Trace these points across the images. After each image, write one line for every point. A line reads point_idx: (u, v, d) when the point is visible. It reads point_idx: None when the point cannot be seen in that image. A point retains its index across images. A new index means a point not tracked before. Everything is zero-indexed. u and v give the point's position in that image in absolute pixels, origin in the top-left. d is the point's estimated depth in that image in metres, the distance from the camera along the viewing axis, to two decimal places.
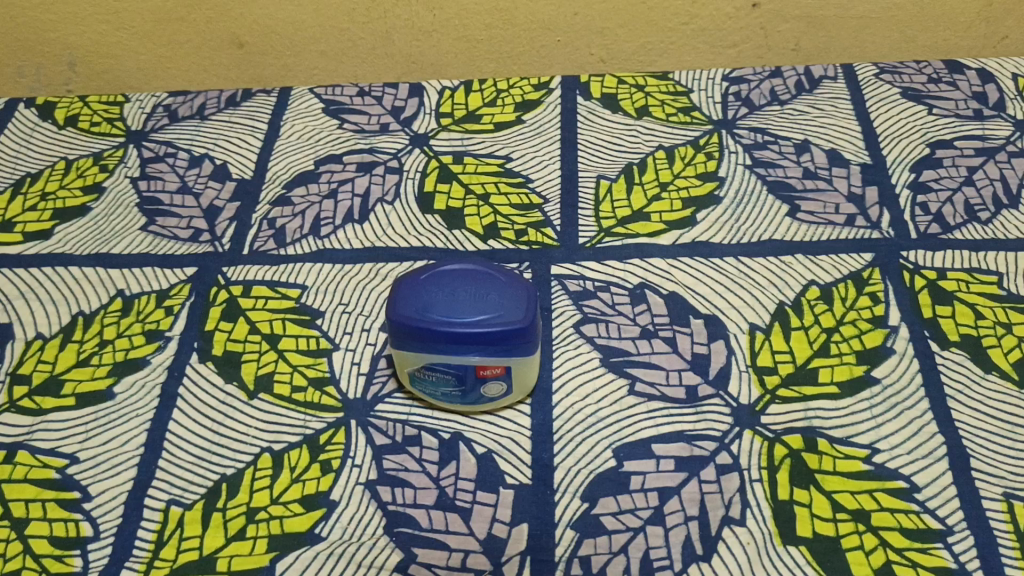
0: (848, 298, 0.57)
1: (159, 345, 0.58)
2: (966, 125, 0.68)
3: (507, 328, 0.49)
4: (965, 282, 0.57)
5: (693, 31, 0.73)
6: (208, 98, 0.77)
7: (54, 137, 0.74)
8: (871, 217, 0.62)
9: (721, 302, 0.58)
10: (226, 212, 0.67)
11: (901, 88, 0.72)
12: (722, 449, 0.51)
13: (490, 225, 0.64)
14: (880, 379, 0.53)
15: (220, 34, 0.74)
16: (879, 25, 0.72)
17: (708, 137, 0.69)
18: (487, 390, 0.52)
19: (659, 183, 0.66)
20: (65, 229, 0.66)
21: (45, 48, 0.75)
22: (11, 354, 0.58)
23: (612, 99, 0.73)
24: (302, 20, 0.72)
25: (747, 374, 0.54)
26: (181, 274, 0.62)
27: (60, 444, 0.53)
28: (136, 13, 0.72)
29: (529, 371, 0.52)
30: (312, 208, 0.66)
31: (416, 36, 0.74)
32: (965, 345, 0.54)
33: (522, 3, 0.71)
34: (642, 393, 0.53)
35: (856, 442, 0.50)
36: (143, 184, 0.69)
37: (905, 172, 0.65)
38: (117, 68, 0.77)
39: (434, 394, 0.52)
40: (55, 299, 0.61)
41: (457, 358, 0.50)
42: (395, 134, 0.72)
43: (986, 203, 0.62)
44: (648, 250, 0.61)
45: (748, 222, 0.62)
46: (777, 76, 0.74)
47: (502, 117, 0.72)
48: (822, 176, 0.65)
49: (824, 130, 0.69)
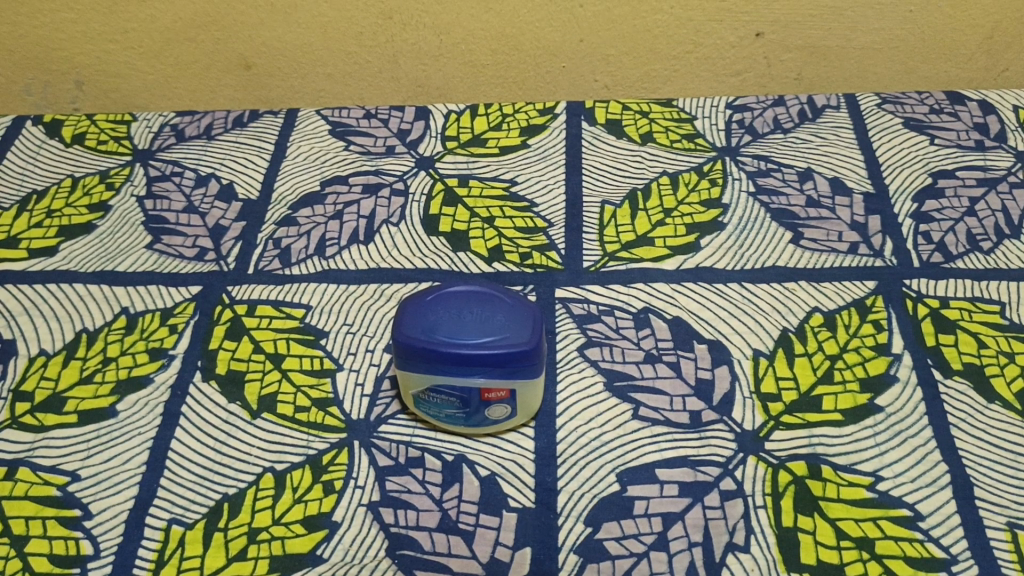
0: (851, 325, 0.57)
1: (162, 363, 0.58)
2: (968, 155, 0.69)
3: (513, 351, 0.49)
4: (967, 311, 0.58)
5: (697, 60, 0.74)
6: (215, 118, 0.77)
7: (61, 155, 0.75)
8: (874, 245, 0.63)
9: (725, 328, 0.58)
10: (231, 231, 0.67)
11: (903, 118, 0.72)
12: (726, 474, 0.51)
13: (494, 247, 0.64)
14: (884, 407, 0.53)
15: (228, 56, 0.75)
16: (880, 56, 0.73)
17: (712, 164, 0.70)
18: (492, 412, 0.52)
19: (663, 210, 0.66)
20: (71, 246, 0.66)
21: (53, 66, 0.76)
22: (14, 370, 0.58)
23: (617, 125, 0.74)
24: (310, 43, 0.73)
25: (751, 401, 0.54)
26: (186, 292, 0.62)
27: (61, 461, 0.53)
28: (145, 34, 0.73)
29: (533, 394, 0.52)
30: (317, 228, 0.66)
31: (423, 60, 0.74)
32: (968, 374, 0.54)
33: (528, 29, 0.72)
34: (646, 417, 0.53)
35: (860, 469, 0.50)
36: (149, 203, 0.69)
37: (907, 202, 0.65)
38: (126, 87, 0.77)
39: (438, 416, 0.52)
40: (59, 316, 0.61)
41: (462, 380, 0.50)
42: (401, 156, 0.72)
43: (988, 232, 0.63)
44: (652, 275, 0.61)
45: (753, 248, 0.63)
46: (780, 104, 0.75)
47: (508, 141, 0.73)
48: (825, 205, 0.66)
49: (827, 159, 0.69)
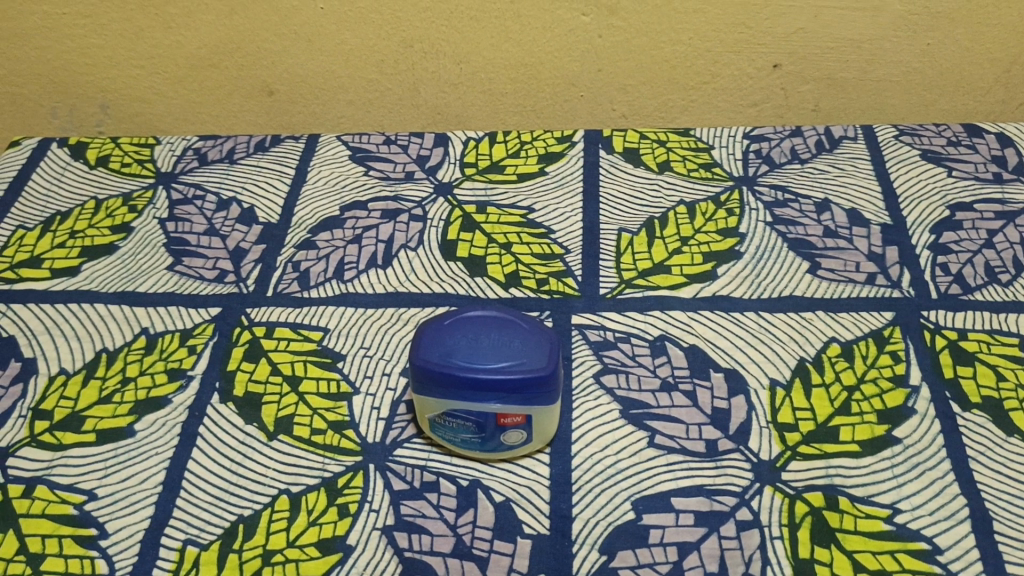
0: (868, 356, 0.57)
1: (181, 384, 0.58)
2: (986, 188, 0.69)
3: (529, 376, 0.49)
4: (986, 343, 0.57)
5: (714, 90, 0.74)
6: (238, 142, 0.78)
7: (85, 177, 0.76)
8: (892, 276, 0.62)
9: (741, 357, 0.58)
10: (252, 254, 0.68)
11: (920, 150, 0.72)
12: (743, 504, 0.50)
13: (511, 273, 0.64)
14: (902, 439, 0.53)
15: (252, 82, 0.76)
16: (897, 88, 0.74)
17: (729, 193, 0.70)
18: (508, 437, 0.52)
19: (680, 238, 0.66)
20: (93, 267, 0.67)
21: (80, 90, 0.77)
22: (34, 388, 0.59)
23: (634, 154, 0.74)
24: (332, 70, 0.74)
25: (768, 431, 0.54)
26: (205, 314, 0.63)
27: (79, 480, 0.53)
28: (170, 60, 0.75)
29: (550, 420, 0.52)
30: (336, 252, 0.67)
31: (443, 88, 0.75)
32: (987, 408, 0.54)
33: (547, 59, 0.72)
34: (662, 445, 0.53)
35: (878, 501, 0.50)
36: (171, 225, 0.70)
37: (925, 233, 0.65)
38: (151, 111, 0.79)
39: (454, 441, 0.52)
40: (80, 335, 0.62)
41: (478, 406, 0.50)
42: (420, 182, 0.73)
43: (1006, 265, 0.63)
44: (668, 303, 0.62)
45: (770, 277, 0.63)
46: (798, 135, 0.75)
47: (526, 169, 0.73)
48: (842, 235, 0.66)
49: (845, 190, 0.69)
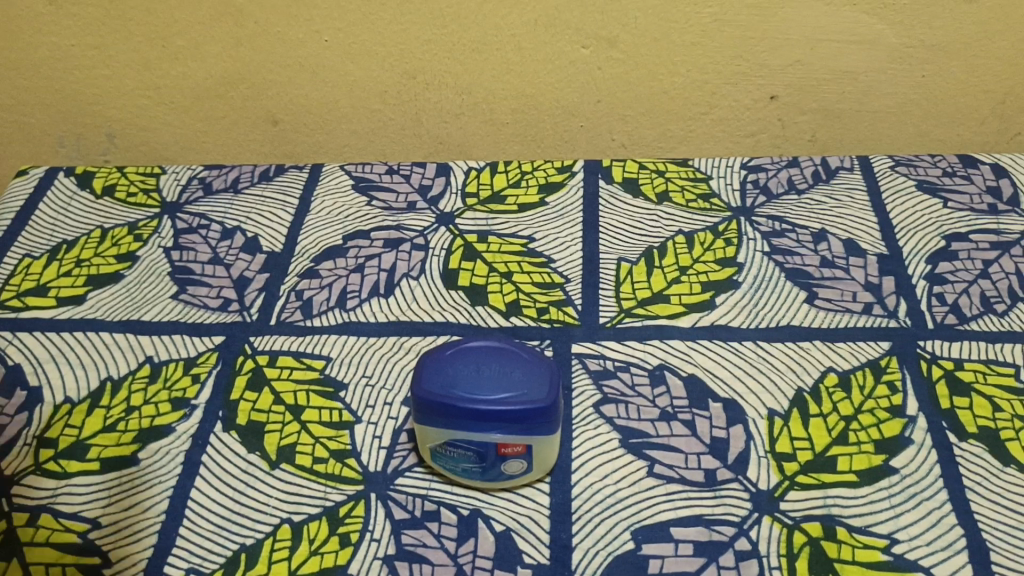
0: (866, 386, 0.58)
1: (185, 413, 0.58)
2: (981, 219, 0.69)
3: (530, 407, 0.50)
4: (982, 374, 0.58)
5: (712, 121, 0.75)
6: (242, 172, 0.79)
7: (91, 206, 0.77)
8: (888, 305, 0.63)
9: (740, 387, 0.58)
10: (255, 283, 0.68)
11: (916, 181, 0.73)
12: (741, 534, 0.51)
13: (512, 301, 0.65)
14: (899, 469, 0.53)
15: (256, 112, 0.77)
16: (893, 119, 0.75)
17: (727, 223, 0.71)
18: (509, 467, 0.52)
19: (679, 268, 0.67)
20: (98, 295, 0.68)
21: (87, 119, 0.79)
22: (39, 417, 0.59)
23: (633, 184, 0.75)
24: (336, 101, 0.76)
25: (766, 460, 0.54)
26: (209, 342, 0.63)
27: (82, 509, 0.54)
28: (176, 90, 0.76)
29: (550, 450, 0.52)
30: (339, 281, 0.68)
31: (445, 118, 0.76)
32: (984, 438, 0.54)
33: (548, 90, 0.74)
34: (661, 474, 0.54)
35: (876, 532, 0.50)
36: (176, 254, 0.71)
37: (921, 263, 0.66)
38: (157, 140, 0.80)
39: (455, 470, 0.53)
40: (85, 363, 0.62)
41: (479, 436, 0.51)
42: (421, 212, 0.74)
43: (1002, 295, 0.63)
44: (667, 332, 0.62)
45: (768, 307, 0.64)
46: (795, 165, 0.76)
47: (527, 199, 0.74)
48: (839, 265, 0.66)
49: (841, 221, 0.70)
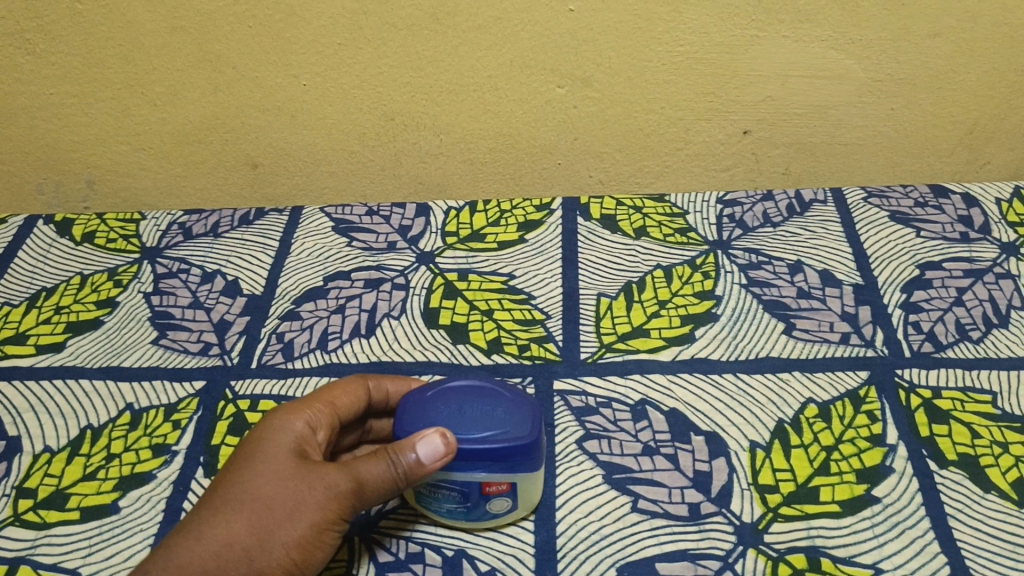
0: (846, 416, 0.58)
1: (165, 460, 0.59)
2: (954, 248, 0.71)
3: (511, 445, 0.49)
4: (959, 401, 0.59)
5: (687, 156, 0.76)
6: (222, 217, 0.80)
7: (71, 254, 0.77)
8: (865, 335, 0.64)
9: (721, 420, 0.58)
10: (236, 326, 0.68)
11: (889, 212, 0.74)
12: (726, 568, 0.51)
13: (493, 339, 0.66)
14: (881, 498, 0.53)
15: (235, 156, 0.77)
16: (865, 151, 0.76)
17: (704, 257, 0.72)
18: (493, 504, 0.52)
19: (658, 302, 0.68)
20: (78, 342, 0.68)
21: (66, 167, 0.78)
22: (18, 467, 0.59)
23: (611, 220, 0.76)
24: (314, 144, 0.76)
25: (749, 493, 0.54)
26: (190, 388, 0.63)
27: (63, 559, 0.54)
28: (155, 136, 0.76)
29: (533, 487, 0.52)
30: (320, 322, 0.68)
31: (423, 159, 0.77)
32: (963, 465, 0.55)
33: (525, 129, 0.74)
34: (645, 510, 0.54)
35: (860, 562, 0.50)
36: (155, 299, 0.71)
37: (896, 293, 0.67)
38: (136, 186, 0.80)
39: (439, 512, 0.53)
40: (64, 412, 0.62)
41: (463, 475, 0.50)
42: (402, 252, 0.74)
43: (977, 322, 0.64)
44: (648, 366, 0.63)
45: (746, 339, 0.64)
46: (769, 200, 0.78)
47: (506, 237, 0.75)
48: (816, 295, 0.67)
49: (816, 252, 0.71)
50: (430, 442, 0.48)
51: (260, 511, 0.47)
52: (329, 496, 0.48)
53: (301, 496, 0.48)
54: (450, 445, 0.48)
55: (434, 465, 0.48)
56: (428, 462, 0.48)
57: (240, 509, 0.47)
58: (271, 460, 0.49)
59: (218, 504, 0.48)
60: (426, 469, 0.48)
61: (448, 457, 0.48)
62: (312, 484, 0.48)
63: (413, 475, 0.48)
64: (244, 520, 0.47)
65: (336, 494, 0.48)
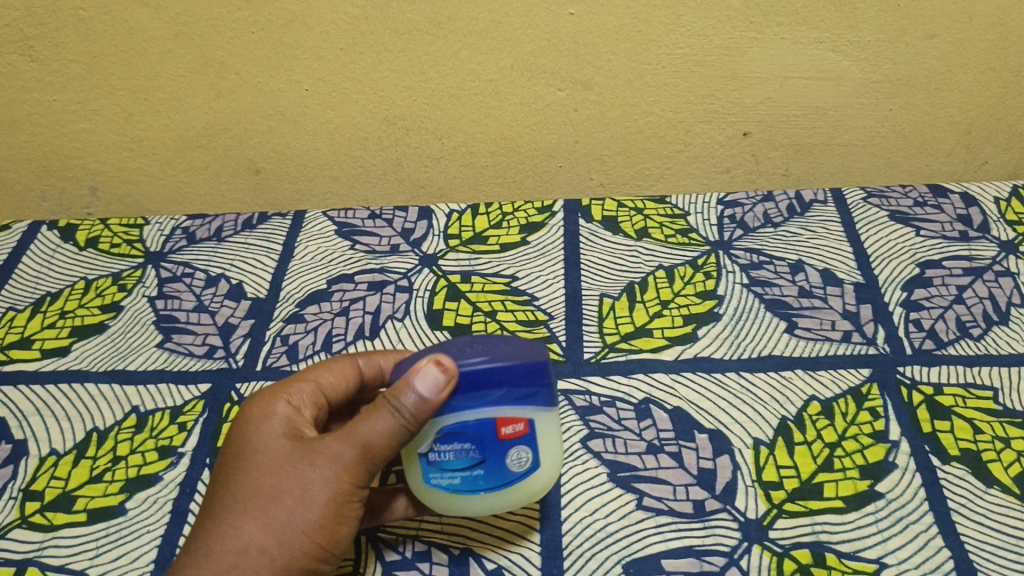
0: (848, 413, 0.58)
1: (171, 461, 0.59)
2: (953, 246, 0.71)
3: (510, 364, 0.46)
4: (961, 397, 0.59)
5: (687, 158, 0.77)
6: (225, 221, 0.80)
7: (75, 259, 0.77)
8: (867, 333, 0.64)
9: (724, 418, 0.59)
10: (240, 329, 0.69)
11: (888, 211, 0.75)
12: (732, 564, 0.51)
13: None
14: (885, 493, 0.54)
15: (238, 161, 0.77)
16: (864, 152, 0.77)
17: (706, 257, 0.72)
18: (512, 455, 0.47)
19: (660, 302, 0.68)
20: (83, 346, 0.68)
21: (69, 173, 0.79)
22: (25, 470, 0.59)
23: (612, 222, 0.76)
24: (316, 148, 0.76)
25: (753, 489, 0.54)
26: (195, 390, 0.64)
27: (70, 561, 0.54)
28: (158, 142, 0.76)
29: (548, 425, 0.48)
30: (324, 324, 0.68)
31: (425, 163, 0.77)
32: (966, 460, 0.55)
33: (526, 132, 0.74)
34: (650, 507, 0.54)
35: (864, 557, 0.51)
36: (160, 303, 0.72)
37: (896, 291, 0.67)
38: (139, 191, 0.80)
39: (456, 479, 0.48)
40: (70, 415, 0.62)
41: (474, 415, 0.46)
42: (405, 254, 0.75)
43: (977, 319, 0.65)
44: (651, 365, 0.63)
45: (749, 338, 0.64)
46: (769, 200, 0.78)
47: (508, 239, 0.75)
48: (817, 294, 0.68)
49: (818, 252, 0.72)
50: (426, 373, 0.45)
51: (271, 503, 0.47)
52: (336, 467, 0.47)
53: (306, 477, 0.47)
54: (448, 369, 0.45)
55: (440, 395, 0.45)
56: (429, 391, 0.45)
57: (252, 507, 0.47)
58: (265, 450, 0.48)
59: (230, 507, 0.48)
60: (432, 401, 0.45)
61: (452, 383, 0.45)
62: (316, 461, 0.47)
63: (417, 413, 0.45)
64: (259, 517, 0.47)
65: (341, 465, 0.47)
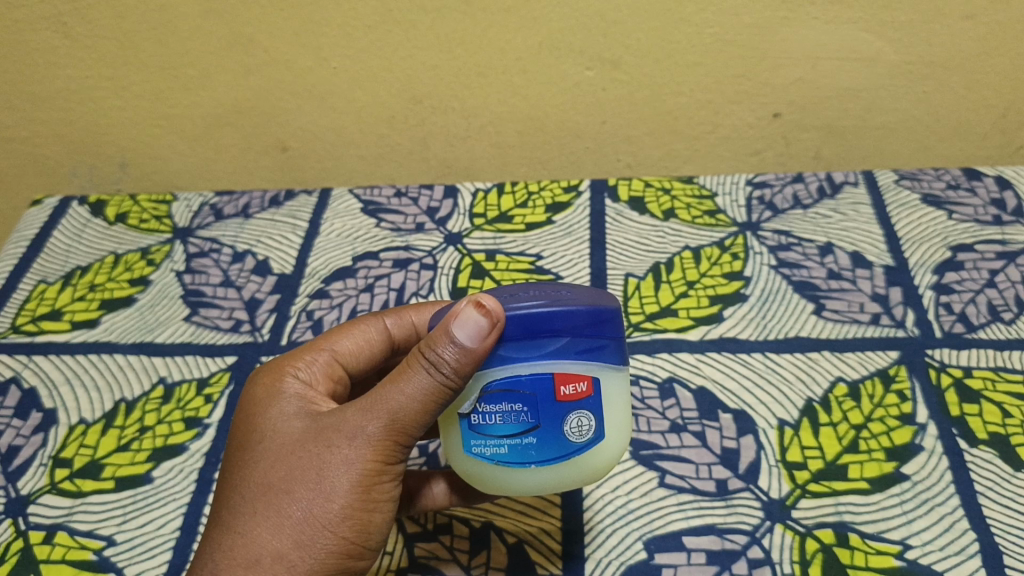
0: (875, 395, 0.58)
1: (197, 432, 0.60)
2: (987, 230, 0.70)
3: (569, 310, 0.44)
4: (990, 381, 0.58)
5: (716, 139, 0.76)
6: (252, 198, 0.81)
7: (104, 234, 0.78)
8: (896, 316, 0.63)
9: (749, 398, 0.58)
10: (266, 304, 0.69)
11: (921, 194, 0.73)
12: (754, 543, 0.51)
13: None
14: (910, 476, 0.53)
15: (266, 140, 0.77)
16: (899, 135, 0.75)
17: (733, 238, 0.72)
18: (567, 420, 0.44)
19: (686, 282, 0.68)
20: (111, 319, 0.69)
21: (98, 149, 0.79)
22: (55, 438, 0.60)
23: (639, 202, 0.76)
24: (344, 127, 0.76)
25: (777, 469, 0.54)
26: (221, 362, 0.64)
27: (99, 526, 0.55)
28: (187, 119, 0.76)
29: (608, 387, 0.45)
30: (349, 300, 0.69)
31: (452, 142, 0.77)
32: (994, 444, 0.54)
33: (553, 112, 0.74)
34: (671, 485, 0.54)
35: (888, 538, 0.50)
36: (188, 278, 0.73)
37: (927, 274, 0.66)
38: (167, 168, 0.80)
39: (504, 446, 0.45)
40: (99, 385, 0.63)
41: (529, 368, 0.44)
42: (429, 233, 0.75)
43: (1009, 304, 0.63)
44: (676, 344, 0.63)
45: (776, 319, 0.64)
46: (800, 181, 0.77)
47: (534, 218, 0.76)
48: (846, 277, 0.67)
49: (847, 234, 0.71)
50: (468, 320, 0.42)
51: (299, 489, 0.44)
52: (363, 446, 0.44)
53: (323, 460, 0.44)
54: (494, 314, 0.42)
55: (483, 343, 0.42)
56: (471, 341, 0.42)
57: (277, 496, 0.44)
58: (280, 435, 0.46)
59: (251, 498, 0.45)
60: (476, 350, 0.42)
61: (497, 329, 0.43)
62: (343, 438, 0.44)
63: (457, 366, 0.42)
64: (285, 507, 0.44)
65: (369, 441, 0.44)
